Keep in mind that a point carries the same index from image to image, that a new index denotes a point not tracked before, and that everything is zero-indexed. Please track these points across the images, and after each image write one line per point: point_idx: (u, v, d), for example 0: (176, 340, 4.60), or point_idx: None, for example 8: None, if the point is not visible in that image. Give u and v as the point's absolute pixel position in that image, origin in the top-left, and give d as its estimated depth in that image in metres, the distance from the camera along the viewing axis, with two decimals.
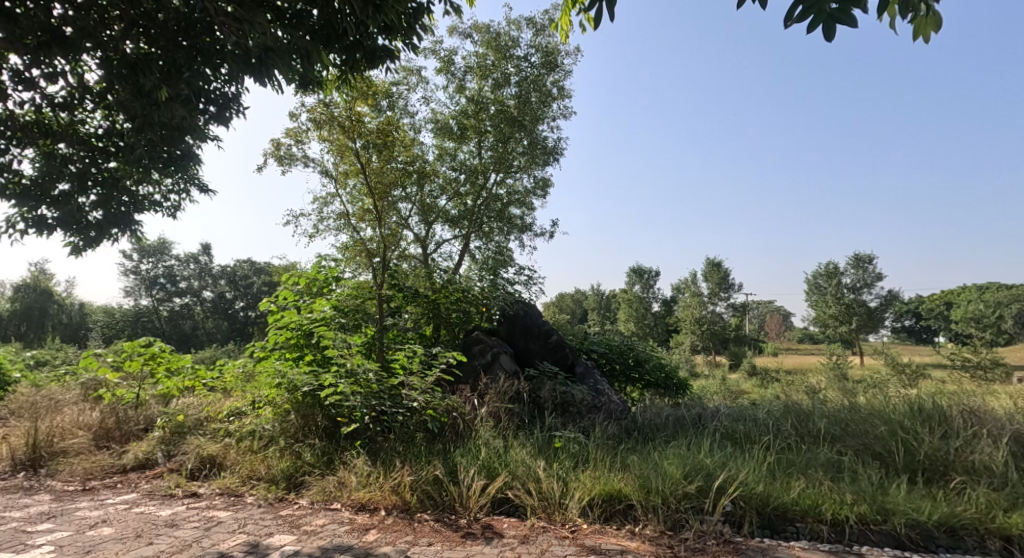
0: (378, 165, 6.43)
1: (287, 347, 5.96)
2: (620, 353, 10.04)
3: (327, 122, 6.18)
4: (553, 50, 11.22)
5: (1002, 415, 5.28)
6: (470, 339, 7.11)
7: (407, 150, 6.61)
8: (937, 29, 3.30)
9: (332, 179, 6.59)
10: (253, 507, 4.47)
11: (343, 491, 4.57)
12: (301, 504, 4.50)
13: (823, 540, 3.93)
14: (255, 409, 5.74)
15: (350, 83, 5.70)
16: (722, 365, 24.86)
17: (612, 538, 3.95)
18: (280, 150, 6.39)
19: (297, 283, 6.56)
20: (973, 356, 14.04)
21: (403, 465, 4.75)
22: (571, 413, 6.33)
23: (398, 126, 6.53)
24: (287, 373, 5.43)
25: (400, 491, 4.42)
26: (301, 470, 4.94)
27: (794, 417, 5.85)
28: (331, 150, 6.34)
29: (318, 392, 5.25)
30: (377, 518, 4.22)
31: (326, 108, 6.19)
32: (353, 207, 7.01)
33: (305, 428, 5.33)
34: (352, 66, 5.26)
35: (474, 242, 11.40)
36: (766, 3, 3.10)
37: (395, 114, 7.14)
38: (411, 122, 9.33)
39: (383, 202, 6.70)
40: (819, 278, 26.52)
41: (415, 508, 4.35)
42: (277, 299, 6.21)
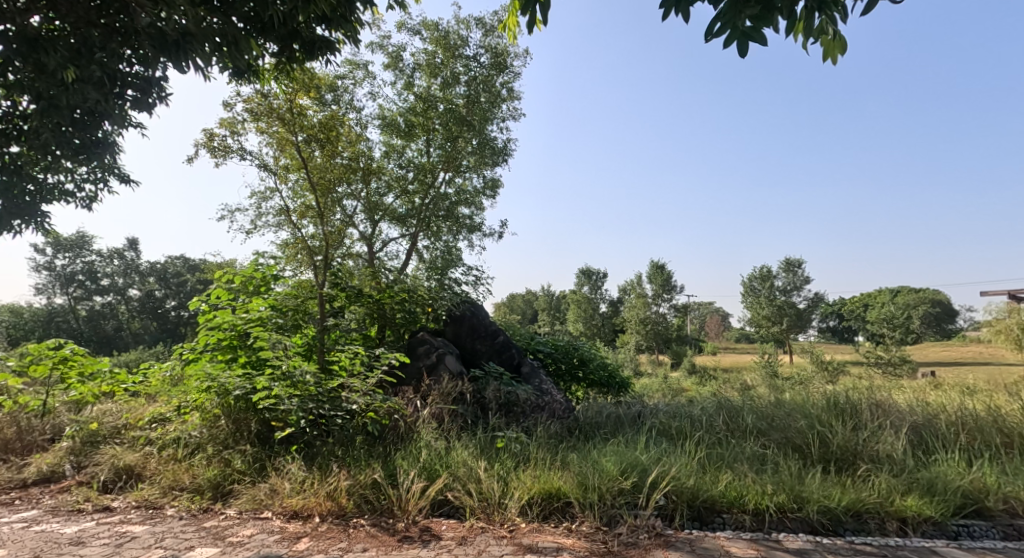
0: (321, 160, 6.24)
1: (219, 348, 5.67)
2: (566, 353, 10.14)
3: (266, 114, 5.92)
4: (503, 52, 11.26)
5: (907, 408, 5.72)
6: (415, 340, 7.01)
7: (351, 147, 6.47)
8: (842, 52, 3.61)
9: (271, 173, 6.33)
10: (174, 519, 4.26)
11: (274, 499, 4.41)
12: (228, 514, 4.33)
13: (745, 529, 4.14)
14: (182, 415, 5.46)
15: (288, 74, 5.52)
16: (665, 364, 25.58)
17: (549, 536, 4.00)
18: (213, 141, 6.09)
19: (232, 281, 6.27)
20: (885, 353, 15.15)
21: (340, 470, 4.64)
22: (515, 413, 6.35)
23: (342, 121, 6.37)
24: (217, 376, 5.13)
25: (336, 497, 4.32)
26: (229, 478, 4.75)
27: (726, 413, 6.12)
28: (270, 143, 6.08)
29: (251, 396, 5.02)
30: (310, 526, 4.11)
31: (265, 99, 5.93)
32: (294, 203, 6.74)
33: (236, 434, 5.12)
34: (289, 57, 5.12)
35: (421, 240, 11.28)
36: (687, 16, 3.30)
37: (340, 109, 6.95)
38: (357, 118, 9.11)
39: (326, 199, 6.51)
40: (753, 281, 27.80)
41: (352, 513, 4.26)
42: (209, 298, 5.91)
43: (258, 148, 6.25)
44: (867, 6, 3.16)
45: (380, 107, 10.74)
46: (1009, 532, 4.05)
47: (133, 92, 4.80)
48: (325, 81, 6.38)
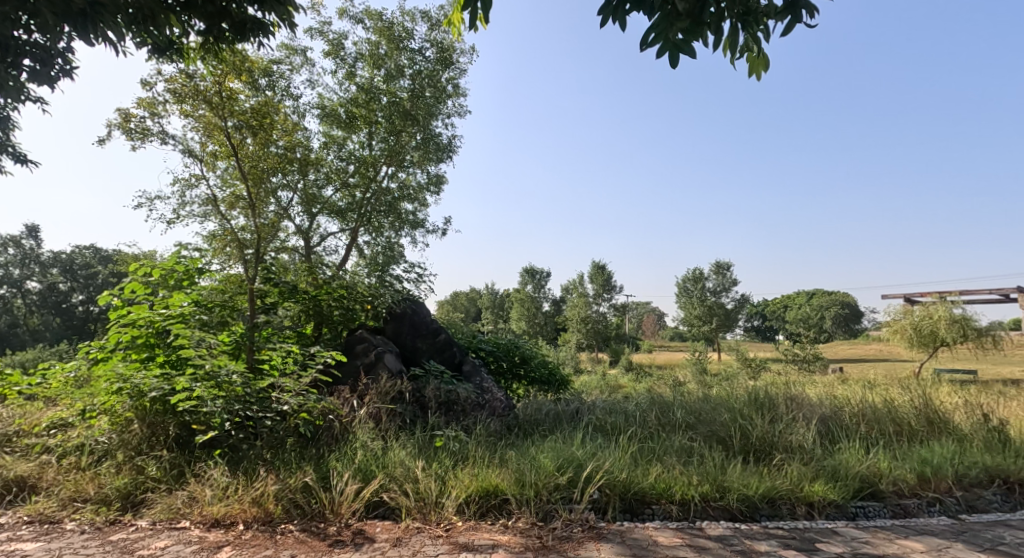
0: (253, 149, 5.99)
1: (133, 346, 5.37)
2: (507, 351, 10.25)
3: (190, 96, 5.66)
4: (449, 47, 11.24)
5: (817, 402, 6.21)
6: (353, 337, 6.89)
7: (288, 135, 6.27)
8: (766, 68, 3.89)
9: (197, 160, 6.01)
10: (74, 534, 4.04)
11: (193, 507, 4.25)
12: (139, 526, 4.14)
13: (672, 518, 4.37)
14: (87, 420, 5.12)
15: (216, 54, 5.27)
16: (603, 361, 26.24)
17: (484, 533, 4.08)
18: (130, 123, 5.66)
19: (150, 274, 5.96)
20: (801, 350, 16.24)
21: (268, 474, 4.52)
22: (455, 411, 6.39)
23: (277, 108, 6.17)
24: (130, 377, 4.81)
25: (263, 502, 4.21)
26: (141, 486, 4.55)
27: (658, 408, 6.42)
28: (196, 127, 5.82)
29: (169, 398, 4.79)
30: (232, 534, 3.99)
31: (190, 80, 5.66)
32: (223, 192, 6.39)
33: (152, 439, 4.89)
34: (216, 35, 4.88)
35: (362, 236, 11.08)
36: (625, 25, 3.47)
37: (274, 94, 6.70)
38: (296, 105, 8.76)
39: (259, 189, 6.26)
40: (686, 282, 28.95)
41: (279, 519, 4.17)
42: (122, 293, 5.53)
43: (182, 132, 5.84)
44: (786, 27, 3.42)
45: (319, 95, 10.45)
46: (897, 511, 4.47)
47: (31, 62, 4.60)
48: (259, 64, 6.18)
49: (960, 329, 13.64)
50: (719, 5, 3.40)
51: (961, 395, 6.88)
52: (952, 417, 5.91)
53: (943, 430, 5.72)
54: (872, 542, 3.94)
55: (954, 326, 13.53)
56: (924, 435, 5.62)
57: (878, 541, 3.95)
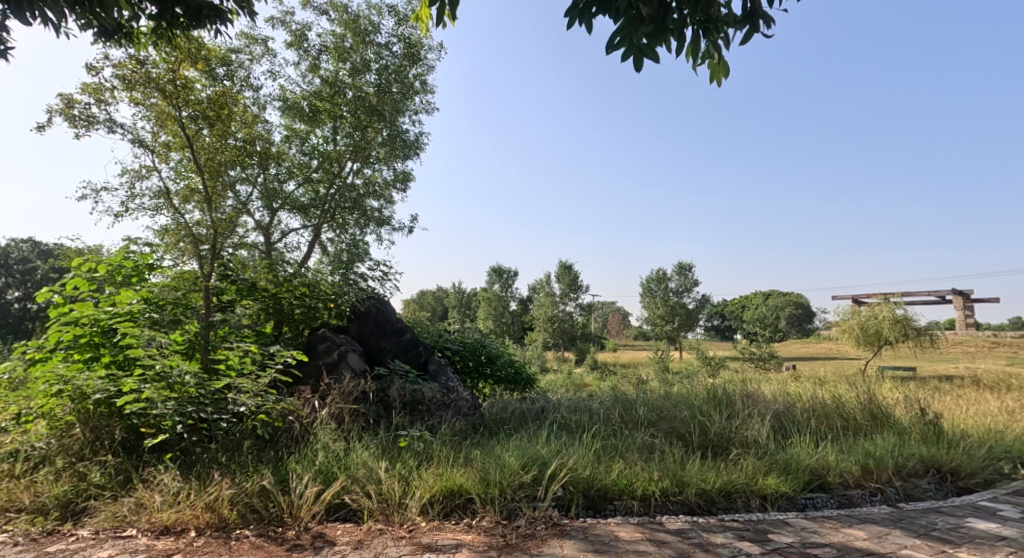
0: (210, 140, 5.88)
1: (76, 346, 5.10)
2: (473, 350, 10.27)
3: (142, 83, 5.46)
4: (416, 43, 11.19)
5: (772, 399, 6.45)
6: (315, 336, 6.80)
7: (247, 128, 6.14)
8: (726, 75, 4.03)
9: (149, 151, 5.83)
10: (8, 546, 3.85)
11: (141, 514, 4.12)
12: (81, 535, 3.98)
13: (633, 514, 4.49)
14: (22, 424, 4.88)
15: (169, 41, 5.09)
16: (569, 360, 26.50)
17: (448, 533, 4.10)
18: (74, 110, 5.37)
19: (94, 270, 5.60)
20: (757, 349, 16.79)
21: (223, 478, 4.43)
22: (420, 411, 6.39)
23: (236, 99, 6.03)
24: (72, 378, 4.59)
25: (217, 508, 4.13)
26: (83, 494, 4.38)
27: (622, 406, 6.56)
28: (148, 116, 5.65)
29: (116, 400, 4.59)
30: (184, 540, 3.88)
31: (141, 66, 5.46)
32: (177, 184, 6.20)
33: (95, 443, 4.73)
34: (169, 21, 4.73)
35: (326, 233, 10.91)
36: (590, 29, 3.55)
37: (233, 84, 6.55)
38: (257, 97, 8.55)
39: (217, 183, 6.10)
40: (649, 282, 29.50)
41: (235, 525, 4.08)
42: (64, 289, 5.19)
43: (132, 122, 5.62)
44: (744, 36, 3.56)
45: (281, 87, 10.22)
46: (843, 501, 4.70)
47: None
48: (216, 53, 6.04)
49: (901, 329, 14.37)
50: (681, 11, 3.51)
51: (902, 390, 7.26)
52: (893, 412, 6.24)
53: (885, 423, 6.03)
54: (819, 532, 4.12)
55: (896, 326, 14.22)
56: (867, 429, 5.92)
57: (825, 531, 4.14)
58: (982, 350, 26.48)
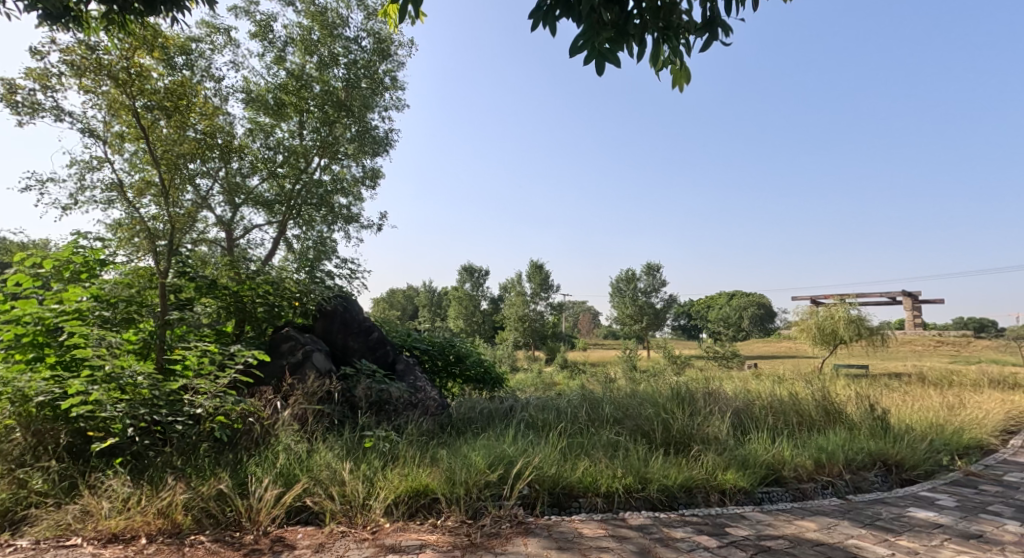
0: (167, 132, 5.67)
1: (17, 346, 4.87)
2: (442, 349, 10.18)
3: (92, 70, 5.22)
4: (386, 38, 11.05)
5: (733, 397, 6.60)
6: (279, 335, 6.54)
7: (208, 120, 5.87)
8: (687, 81, 4.09)
9: (100, 141, 5.59)
10: None
11: (86, 522, 3.96)
12: (20, 545, 3.79)
13: (597, 511, 4.53)
14: None
15: (123, 27, 4.88)
16: (539, 358, 26.58)
17: (412, 534, 4.06)
18: (17, 95, 5.12)
19: (39, 265, 5.36)
20: (722, 348, 17.16)
21: (177, 482, 4.30)
22: (387, 411, 6.31)
23: (195, 89, 5.84)
24: (13, 380, 4.38)
25: (170, 513, 4.01)
26: (24, 502, 4.18)
27: (588, 405, 6.62)
28: (99, 105, 5.40)
29: (60, 403, 4.39)
30: (133, 548, 3.74)
31: (92, 53, 5.22)
32: (132, 176, 6.00)
33: (37, 449, 4.49)
34: (123, 7, 4.55)
35: (292, 229, 10.69)
36: (553, 29, 3.54)
37: (192, 74, 6.40)
38: (218, 88, 8.32)
39: (174, 176, 5.89)
40: (618, 282, 29.81)
41: (189, 531, 3.96)
42: (5, 285, 4.98)
43: (83, 110, 5.39)
44: (703, 43, 3.62)
45: (245, 79, 9.97)
46: (797, 494, 4.84)
47: None
48: (174, 41, 5.84)
49: (855, 328, 14.90)
50: (643, 17, 3.55)
51: (854, 387, 7.52)
52: (846, 408, 6.46)
53: (836, 419, 6.24)
54: (774, 525, 4.23)
55: (851, 325, 14.74)
56: (820, 424, 6.11)
57: (779, 523, 4.26)
58: (930, 349, 27.56)
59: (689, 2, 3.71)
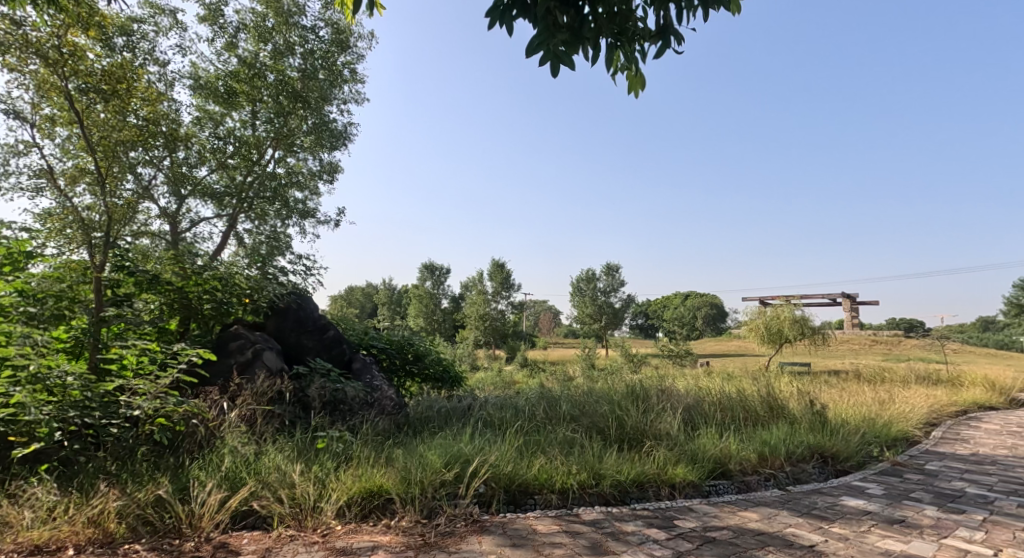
0: (105, 117, 5.43)
1: None
2: (400, 348, 10.03)
3: (18, 48, 4.91)
4: (345, 29, 10.85)
5: (685, 394, 6.78)
6: (227, 334, 6.25)
7: (150, 105, 5.71)
8: (643, 87, 4.18)
9: (28, 124, 5.32)
10: None
11: (5, 534, 3.69)
12: None
13: (552, 507, 4.59)
14: None
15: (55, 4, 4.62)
16: (501, 357, 26.62)
17: (364, 535, 4.01)
18: None
19: None
20: (677, 347, 17.61)
21: (111, 489, 4.11)
22: (341, 411, 6.20)
23: (135, 72, 5.58)
24: None
25: (102, 521, 3.83)
26: None
27: (546, 403, 6.69)
28: (29, 85, 5.10)
29: None
30: None
31: (18, 29, 4.89)
32: (65, 163, 5.70)
33: None
34: None
35: (243, 223, 10.37)
36: (509, 29, 3.53)
37: (133, 56, 6.12)
38: (163, 73, 7.99)
39: (111, 163, 5.64)
40: (579, 282, 30.15)
41: (124, 539, 3.80)
42: None
43: (8, 91, 5.11)
44: (656, 51, 3.70)
45: (194, 64, 9.59)
46: (741, 486, 5.02)
47: None
48: (113, 21, 5.57)
49: (799, 328, 15.55)
50: (598, 22, 3.60)
51: (797, 384, 7.86)
52: (788, 404, 6.75)
53: (779, 414, 6.50)
54: (719, 516, 4.38)
55: (795, 325, 15.40)
56: (764, 419, 6.35)
57: (724, 514, 4.41)
58: (867, 348, 28.97)
59: (643, 10, 3.80)
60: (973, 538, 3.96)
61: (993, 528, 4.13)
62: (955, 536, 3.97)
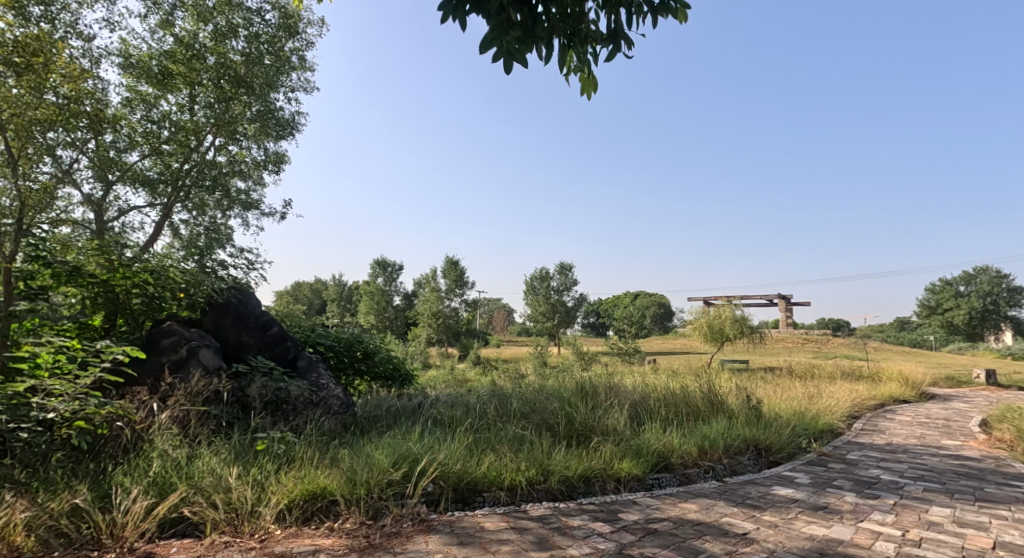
0: (18, 94, 5.08)
1: None
2: (348, 345, 9.74)
3: None
4: (293, 14, 10.49)
5: (632, 390, 6.91)
6: (157, 331, 5.91)
7: (72, 83, 5.30)
8: (595, 90, 4.21)
9: None
10: None
11: None
12: None
13: (500, 504, 4.58)
14: None
15: None
16: (453, 355, 26.48)
17: (306, 539, 3.89)
18: None
19: None
20: (626, 345, 17.98)
21: (19, 498, 3.82)
22: (284, 411, 5.99)
23: (56, 46, 5.18)
24: None
25: (9, 534, 3.54)
26: None
27: (497, 400, 6.68)
28: None
29: None
30: None
31: None
32: None
33: None
34: None
35: (179, 213, 9.89)
36: (463, 22, 3.45)
37: (51, 30, 5.76)
38: (88, 48, 7.46)
39: (26, 144, 5.28)
40: (532, 281, 30.33)
41: (35, 553, 3.53)
42: None
43: None
44: (608, 53, 3.72)
45: (123, 41, 8.99)
46: (682, 479, 5.17)
47: None
48: None
49: (740, 326, 16.17)
50: (552, 21, 3.58)
51: (735, 379, 8.15)
52: (727, 398, 6.98)
53: (719, 408, 6.72)
54: (660, 508, 4.48)
55: (735, 324, 15.98)
56: (704, 414, 6.55)
57: (665, 506, 4.52)
58: (800, 345, 30.42)
59: (596, 12, 3.82)
60: (885, 520, 4.20)
61: (902, 511, 4.40)
62: (871, 520, 4.20)
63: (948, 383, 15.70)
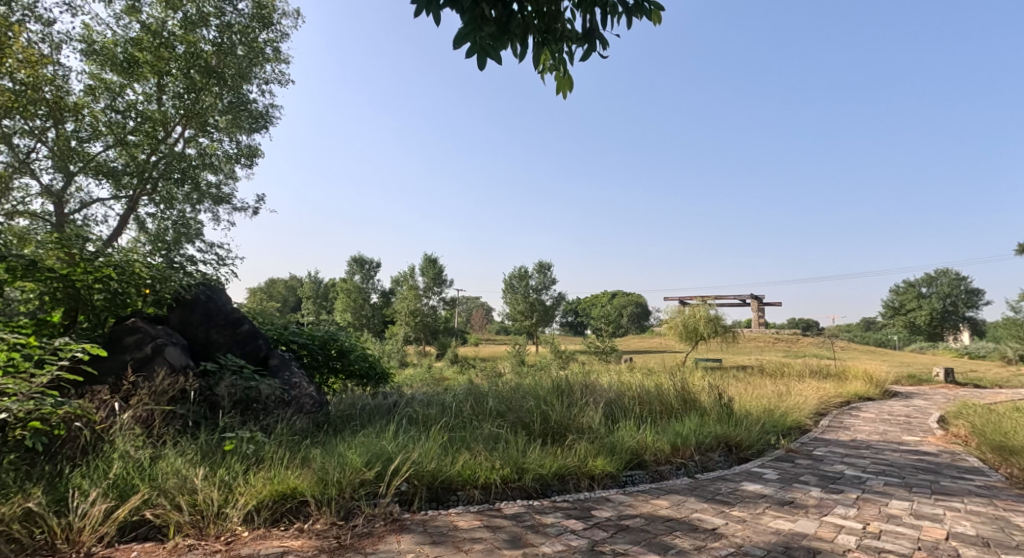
0: None
1: None
2: (323, 343, 9.58)
3: None
4: (267, 5, 10.29)
5: (607, 388, 6.95)
6: (120, 327, 5.73)
7: (30, 69, 5.32)
8: (571, 89, 4.22)
9: None
10: None
11: None
12: None
13: (473, 503, 4.57)
14: None
15: None
16: (431, 353, 26.36)
17: (274, 541, 3.82)
18: None
19: None
20: (603, 343, 18.10)
21: None
22: (254, 410, 5.86)
23: (12, 31, 4.98)
24: None
25: None
26: None
27: (474, 399, 6.66)
28: None
29: None
30: None
31: None
32: None
33: None
34: None
35: (145, 206, 9.63)
36: (437, 17, 3.43)
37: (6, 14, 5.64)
38: (47, 33, 7.19)
39: None
40: (510, 279, 30.32)
41: None
42: None
43: None
44: (583, 53, 3.72)
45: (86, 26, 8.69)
46: (655, 475, 5.22)
47: None
48: None
49: (714, 326, 16.40)
50: (526, 19, 3.57)
51: (708, 378, 8.26)
52: (700, 396, 7.07)
53: (692, 406, 6.80)
54: (633, 505, 4.52)
55: (709, 324, 16.19)
56: (677, 411, 6.62)
57: (637, 503, 4.55)
58: (772, 345, 30.96)
59: (572, 11, 3.82)
60: (847, 514, 4.29)
61: (864, 505, 4.51)
62: (834, 514, 4.30)
63: (909, 381, 16.18)
